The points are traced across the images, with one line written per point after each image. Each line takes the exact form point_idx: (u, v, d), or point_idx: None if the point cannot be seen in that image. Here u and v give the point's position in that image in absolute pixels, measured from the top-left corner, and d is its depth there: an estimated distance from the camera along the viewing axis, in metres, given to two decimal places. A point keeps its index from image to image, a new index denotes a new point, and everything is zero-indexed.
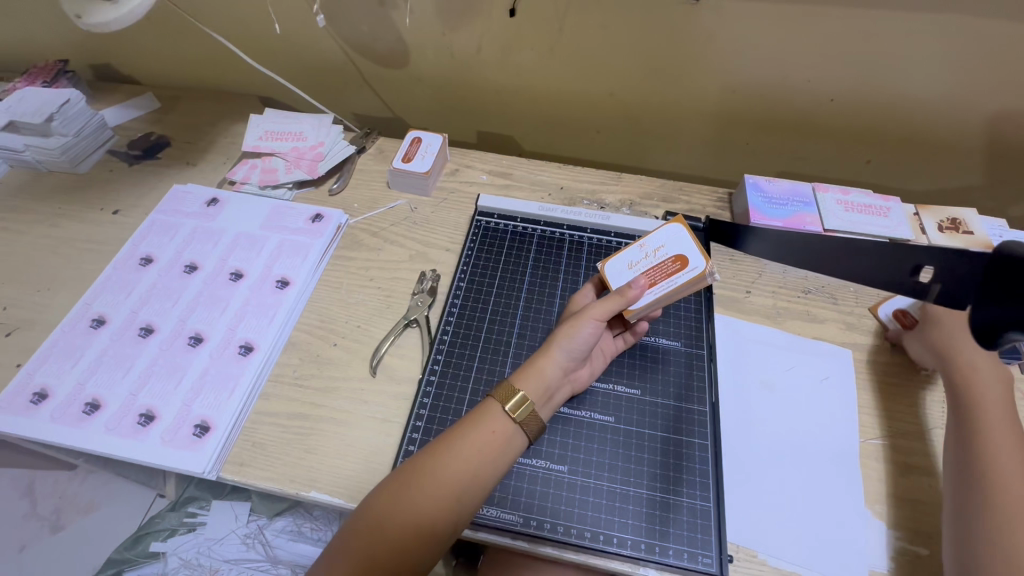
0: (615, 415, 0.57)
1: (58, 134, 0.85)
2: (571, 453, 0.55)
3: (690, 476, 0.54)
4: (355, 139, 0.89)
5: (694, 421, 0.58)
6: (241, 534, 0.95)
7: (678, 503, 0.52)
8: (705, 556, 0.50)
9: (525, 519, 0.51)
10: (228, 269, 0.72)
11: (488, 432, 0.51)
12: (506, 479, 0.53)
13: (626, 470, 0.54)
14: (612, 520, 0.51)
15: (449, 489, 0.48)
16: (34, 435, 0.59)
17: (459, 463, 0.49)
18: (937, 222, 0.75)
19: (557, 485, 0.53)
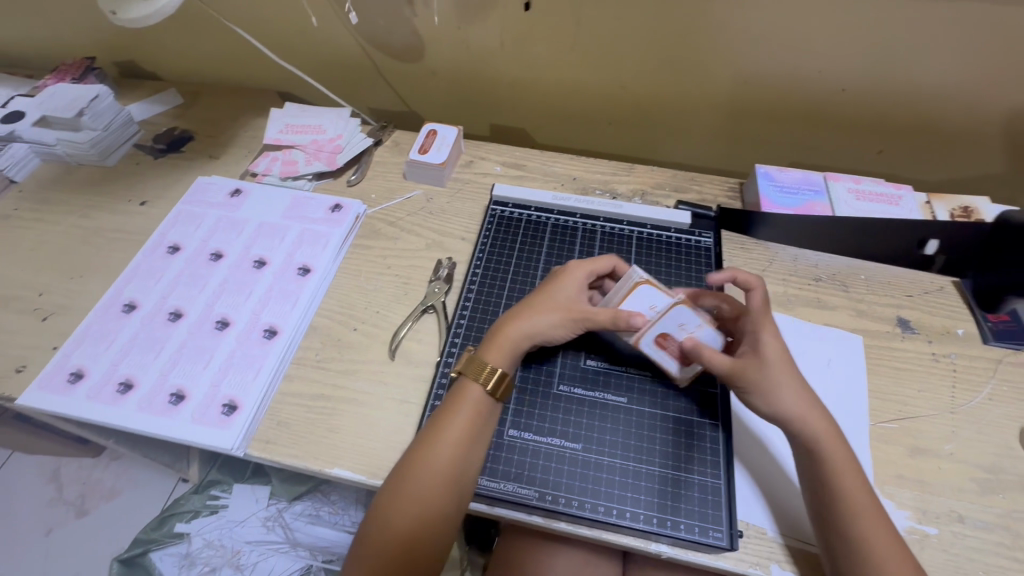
0: (628, 395, 0.59)
1: (88, 128, 0.88)
2: (584, 432, 0.56)
3: (701, 454, 0.55)
4: (373, 132, 0.91)
5: (705, 400, 0.58)
6: (262, 517, 0.97)
7: (689, 480, 0.54)
8: (716, 530, 0.51)
9: (541, 494, 0.53)
10: (251, 257, 0.75)
11: (467, 412, 0.53)
12: (522, 456, 0.55)
13: (639, 448, 0.55)
14: (624, 496, 0.53)
15: (444, 475, 0.51)
16: (72, 412, 0.61)
17: (448, 449, 0.51)
18: (949, 211, 0.75)
19: (572, 462, 0.55)
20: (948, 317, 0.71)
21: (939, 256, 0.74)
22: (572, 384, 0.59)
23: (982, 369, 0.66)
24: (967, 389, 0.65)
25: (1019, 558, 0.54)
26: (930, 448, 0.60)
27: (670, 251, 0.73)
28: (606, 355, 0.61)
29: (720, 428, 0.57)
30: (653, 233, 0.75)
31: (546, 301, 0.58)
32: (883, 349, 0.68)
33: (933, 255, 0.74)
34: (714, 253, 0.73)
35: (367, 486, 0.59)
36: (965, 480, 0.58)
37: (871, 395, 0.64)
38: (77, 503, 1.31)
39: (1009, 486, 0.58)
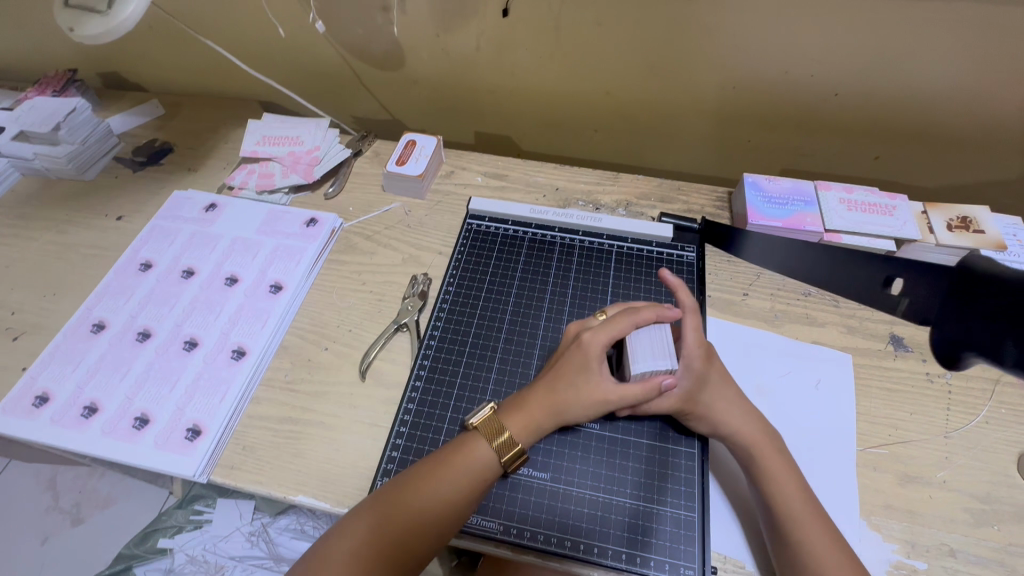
0: (600, 421, 0.56)
1: (65, 142, 0.87)
2: (554, 460, 0.54)
3: (674, 485, 0.53)
4: (352, 143, 0.90)
5: (680, 426, 0.56)
6: (246, 531, 0.97)
7: (661, 513, 0.51)
8: (687, 567, 0.49)
9: (504, 527, 0.51)
10: (223, 274, 0.74)
11: (473, 464, 0.50)
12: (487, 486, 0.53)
13: (609, 478, 0.53)
14: (593, 529, 0.51)
15: (427, 520, 0.48)
16: (35, 437, 0.60)
17: (440, 495, 0.49)
18: (946, 222, 0.72)
19: (539, 493, 0.53)
20: None
21: (903, 299, 0.70)
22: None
23: (979, 389, 0.63)
24: (962, 411, 0.61)
25: None
26: (922, 476, 0.57)
27: (650, 266, 0.71)
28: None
29: (695, 456, 0.54)
30: (633, 247, 0.73)
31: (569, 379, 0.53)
32: (874, 368, 0.65)
33: (898, 295, 0.70)
34: (696, 268, 0.71)
35: (332, 513, 0.57)
36: (958, 511, 0.55)
37: (860, 419, 0.61)
38: (73, 512, 1.31)
39: (1005, 517, 0.55)
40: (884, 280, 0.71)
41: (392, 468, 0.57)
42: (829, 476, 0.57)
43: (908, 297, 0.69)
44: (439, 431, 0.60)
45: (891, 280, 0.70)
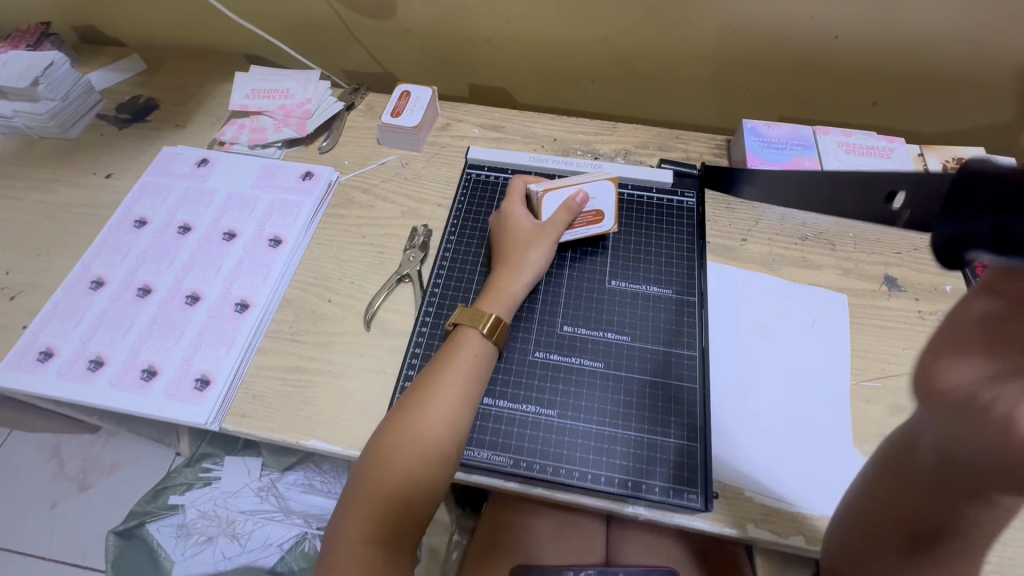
0: (605, 360, 0.58)
1: (45, 98, 0.84)
2: (560, 398, 0.56)
3: (677, 418, 0.55)
4: (345, 96, 0.88)
5: (683, 363, 0.58)
6: (255, 487, 0.99)
7: (664, 444, 0.53)
8: (690, 493, 0.51)
9: (514, 460, 0.53)
10: (221, 229, 0.73)
11: (467, 352, 0.54)
12: (496, 424, 0.55)
13: (616, 412, 0.55)
14: (599, 460, 0.53)
15: (443, 414, 0.51)
16: (43, 391, 0.61)
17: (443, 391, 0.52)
18: (941, 163, 0.72)
19: (546, 428, 0.54)
20: (936, 274, 0.69)
21: (904, 210, 0.70)
22: (548, 350, 0.59)
23: None
24: None
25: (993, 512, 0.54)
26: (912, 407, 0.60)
27: (651, 211, 0.70)
28: (584, 322, 0.60)
29: (698, 391, 0.56)
30: (633, 194, 0.72)
31: (519, 245, 0.61)
32: (869, 308, 0.67)
33: (899, 209, 0.70)
34: (696, 214, 0.70)
35: (344, 457, 0.59)
36: None
37: (854, 355, 0.63)
38: (79, 478, 1.33)
39: None
40: (887, 195, 0.69)
41: None
42: (824, 407, 0.59)
43: (909, 208, 0.70)
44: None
45: (892, 195, 0.69)
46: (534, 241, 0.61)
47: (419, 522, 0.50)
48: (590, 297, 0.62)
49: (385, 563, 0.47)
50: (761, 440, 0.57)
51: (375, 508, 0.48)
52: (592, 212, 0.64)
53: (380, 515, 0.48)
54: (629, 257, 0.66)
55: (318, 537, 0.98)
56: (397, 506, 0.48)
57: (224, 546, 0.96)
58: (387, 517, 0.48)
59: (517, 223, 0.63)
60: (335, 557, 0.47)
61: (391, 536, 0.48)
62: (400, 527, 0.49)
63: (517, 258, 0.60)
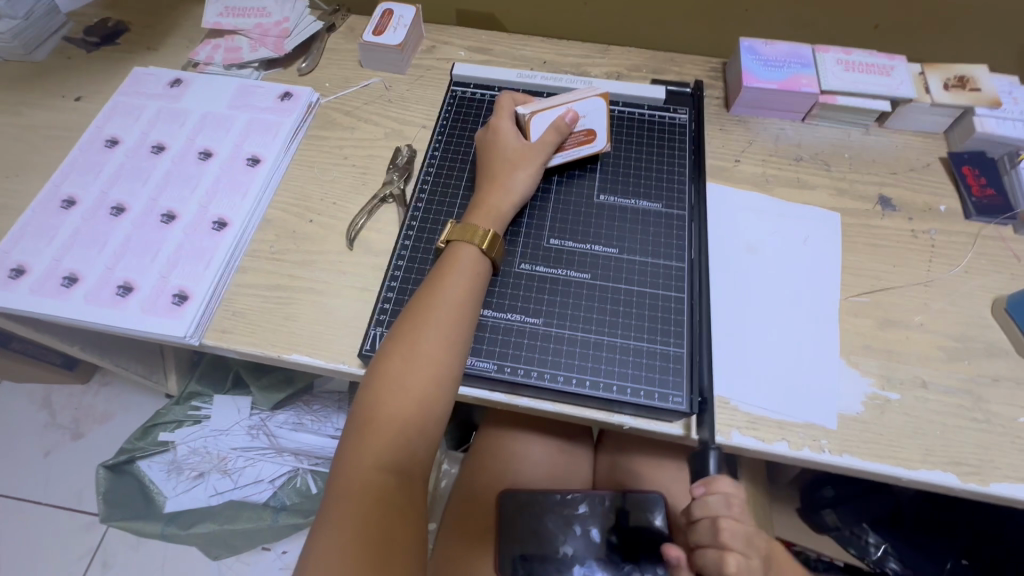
0: (592, 272, 0.58)
1: (6, 16, 0.80)
2: (546, 307, 0.55)
3: (665, 326, 0.55)
4: (324, 17, 0.84)
5: (671, 275, 0.58)
6: (246, 425, 0.98)
7: (651, 350, 0.53)
8: (675, 396, 0.51)
9: (499, 365, 0.53)
10: (196, 148, 0.70)
11: (467, 270, 0.53)
12: (481, 330, 0.54)
13: (603, 321, 0.55)
14: (585, 366, 0.53)
15: (450, 333, 0.50)
16: (17, 307, 0.59)
17: (448, 306, 0.51)
18: (943, 81, 0.70)
19: (531, 336, 0.54)
20: (931, 194, 0.68)
21: None
22: (534, 262, 0.58)
23: (960, 243, 0.64)
24: (943, 262, 0.63)
25: (976, 418, 0.54)
26: (901, 320, 0.59)
27: (641, 128, 0.68)
28: (571, 236, 0.60)
29: (685, 301, 0.56)
30: (625, 111, 0.70)
31: (507, 162, 0.59)
32: (862, 227, 0.65)
33: None
34: (689, 131, 0.68)
35: (327, 371, 0.58)
36: (932, 348, 0.58)
37: (845, 272, 0.62)
38: (72, 427, 1.32)
39: (976, 352, 0.57)
40: None
41: (385, 319, 0.58)
42: (812, 321, 0.59)
43: None
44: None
45: None
46: (523, 159, 0.59)
47: (433, 443, 0.49)
48: (577, 211, 0.61)
49: (405, 487, 0.46)
50: (748, 352, 0.57)
51: (389, 434, 0.47)
52: (584, 132, 0.61)
53: (394, 440, 0.47)
54: (618, 173, 0.64)
55: (310, 473, 1.00)
56: (412, 428, 0.47)
57: (216, 481, 0.98)
58: (402, 442, 0.47)
59: (505, 138, 0.60)
60: (349, 487, 0.45)
61: (408, 460, 0.47)
62: (418, 446, 0.48)
63: (506, 176, 0.58)
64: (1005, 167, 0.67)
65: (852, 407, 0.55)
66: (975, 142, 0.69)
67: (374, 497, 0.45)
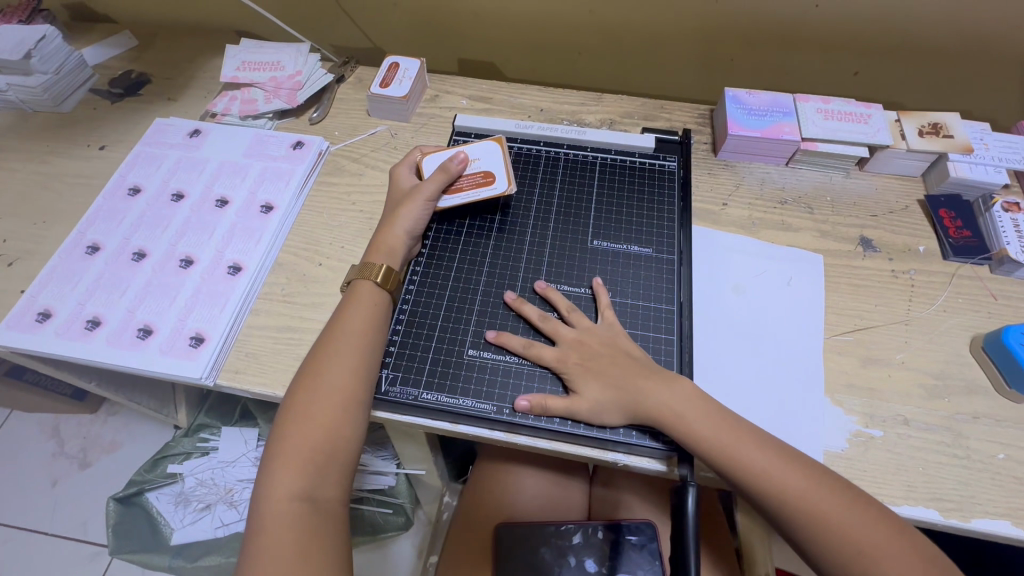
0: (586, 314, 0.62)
1: (38, 72, 0.85)
2: None
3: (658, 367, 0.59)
4: (335, 68, 0.89)
5: (661, 317, 0.62)
6: (252, 456, 1.01)
7: None
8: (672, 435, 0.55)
9: (499, 407, 0.56)
10: (214, 195, 0.74)
11: (366, 304, 0.58)
12: (482, 373, 0.58)
13: None
14: None
15: (351, 362, 0.54)
16: (43, 350, 0.63)
17: (350, 337, 0.56)
18: (917, 128, 0.74)
19: (533, 377, 0.58)
20: (910, 235, 0.71)
21: None
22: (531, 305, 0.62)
23: (938, 283, 0.67)
24: (923, 301, 0.66)
25: (957, 455, 0.56)
26: (883, 358, 0.62)
27: (633, 176, 0.73)
28: (567, 280, 0.64)
29: (674, 342, 0.61)
30: (616, 159, 0.75)
31: (398, 202, 0.64)
32: (844, 268, 0.69)
33: None
34: (678, 176, 0.73)
35: None
36: (913, 388, 0.60)
37: (828, 311, 0.65)
38: (79, 457, 1.34)
39: (955, 390, 0.60)
40: None
41: (391, 362, 0.59)
42: (797, 360, 0.62)
43: None
44: (434, 327, 0.61)
45: None
46: (410, 197, 0.64)
47: (345, 466, 0.52)
48: (572, 256, 0.66)
49: (318, 512, 0.49)
50: (736, 393, 0.60)
51: (300, 463, 0.50)
52: (480, 175, 0.67)
53: (305, 467, 0.50)
54: (612, 220, 0.69)
55: None
56: (322, 455, 0.51)
57: (222, 513, 0.99)
58: (313, 468, 0.50)
59: (399, 183, 0.67)
60: (266, 521, 0.48)
61: (321, 485, 0.50)
62: (332, 470, 0.51)
63: (395, 213, 0.63)
64: (980, 210, 0.71)
65: (836, 445, 0.57)
66: (951, 186, 0.73)
67: (289, 527, 0.48)
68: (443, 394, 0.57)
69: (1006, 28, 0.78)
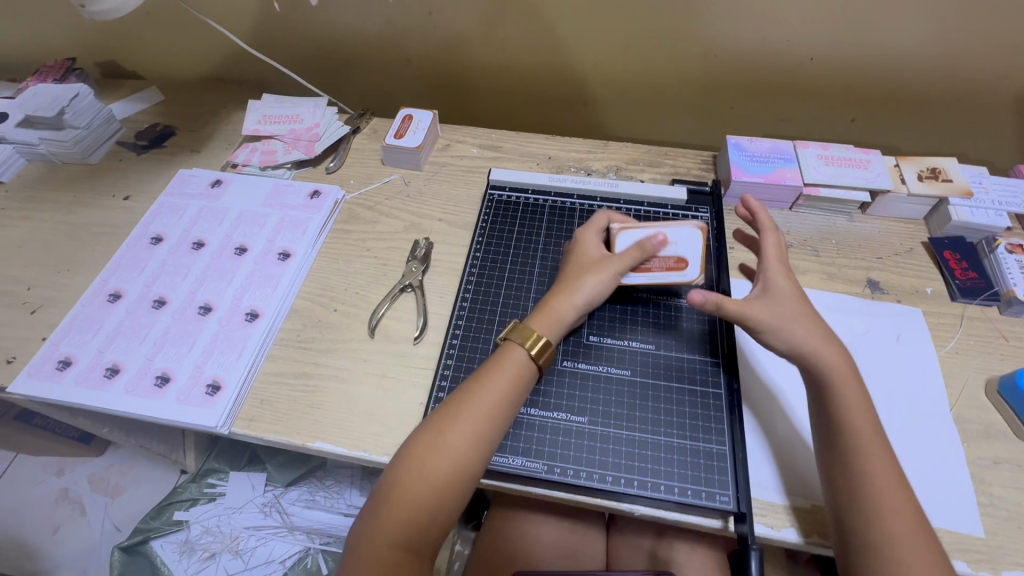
0: (632, 369, 0.61)
1: (70, 126, 0.89)
2: (590, 405, 0.58)
3: (706, 423, 0.57)
4: (351, 120, 0.93)
5: (707, 370, 0.61)
6: (259, 503, 1.00)
7: (694, 447, 0.56)
8: (722, 495, 0.53)
9: (549, 466, 0.55)
10: (233, 244, 0.77)
11: (506, 374, 0.55)
12: (530, 430, 0.57)
13: (644, 419, 0.58)
14: (630, 464, 0.55)
15: (475, 433, 0.52)
16: (61, 398, 0.63)
17: (486, 402, 0.53)
18: (916, 172, 0.76)
19: (566, 432, 0.57)
20: (917, 277, 0.72)
21: None
22: (575, 359, 0.62)
23: (947, 325, 0.68)
24: (935, 345, 0.66)
25: (980, 503, 0.55)
26: (897, 401, 0.62)
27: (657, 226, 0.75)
28: (608, 332, 0.64)
29: (723, 396, 0.59)
30: (626, 208, 0.77)
31: (582, 269, 0.61)
32: (856, 311, 0.69)
33: None
34: (712, 228, 0.75)
35: (349, 458, 0.61)
36: (933, 433, 0.59)
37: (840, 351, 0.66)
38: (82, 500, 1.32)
39: (974, 434, 0.59)
40: None
41: None
42: None
43: None
44: None
45: None
46: (595, 267, 0.60)
47: (443, 527, 0.52)
48: (613, 307, 0.66)
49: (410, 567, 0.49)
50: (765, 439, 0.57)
51: (403, 517, 0.50)
52: (674, 258, 0.61)
53: (408, 521, 0.50)
54: None
55: (321, 553, 0.97)
56: (426, 515, 0.50)
57: (227, 562, 0.97)
58: (416, 524, 0.50)
59: (586, 250, 0.63)
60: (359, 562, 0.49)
61: (419, 541, 0.50)
62: (428, 531, 0.50)
63: (576, 280, 0.60)
64: (985, 251, 0.72)
65: None
66: (955, 229, 0.74)
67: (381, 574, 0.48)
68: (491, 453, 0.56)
69: (995, 77, 0.82)
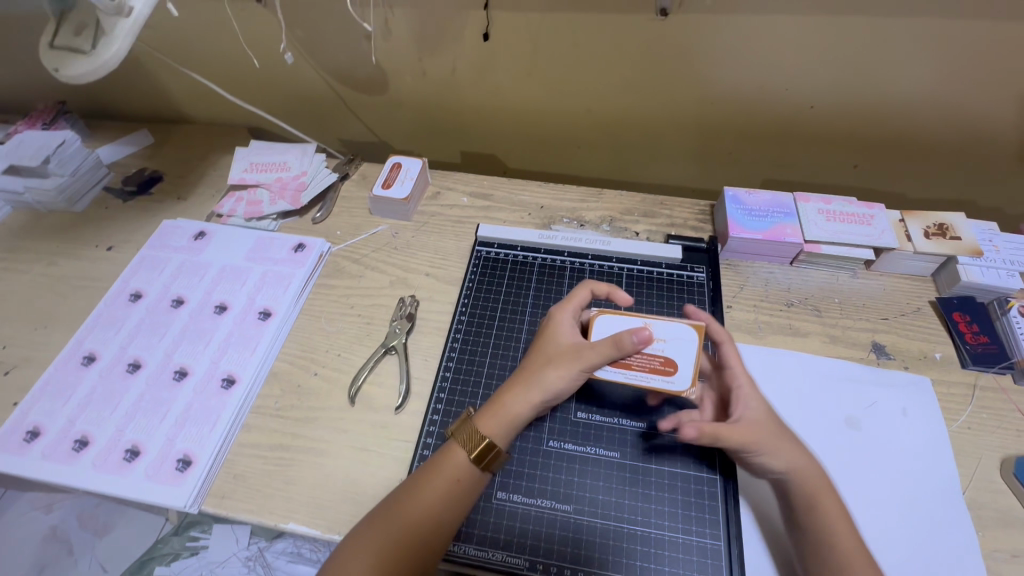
0: (622, 450, 0.58)
1: (56, 175, 0.88)
2: (576, 493, 0.55)
3: (699, 513, 0.54)
4: (339, 167, 0.91)
5: (701, 451, 0.57)
6: (242, 556, 0.96)
7: (685, 541, 0.53)
8: None
9: (530, 562, 0.52)
10: (212, 302, 0.74)
11: (445, 476, 0.51)
12: (512, 521, 0.54)
13: (633, 508, 0.54)
14: (616, 561, 0.52)
15: (406, 534, 0.48)
16: (25, 473, 0.61)
17: (422, 504, 0.49)
18: (923, 229, 0.73)
19: (550, 523, 0.54)
20: (924, 340, 0.69)
21: None
22: (562, 439, 0.58)
23: (959, 396, 0.64)
24: (945, 420, 0.62)
25: None
26: (906, 484, 0.58)
27: (650, 287, 0.73)
28: (597, 407, 0.60)
29: (718, 481, 0.56)
30: (619, 266, 0.75)
31: (545, 357, 0.54)
32: (860, 379, 0.65)
33: None
34: (707, 289, 0.72)
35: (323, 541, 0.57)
36: (946, 520, 0.55)
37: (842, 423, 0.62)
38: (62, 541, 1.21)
39: (989, 522, 0.56)
40: None
41: None
42: None
43: None
44: None
45: None
46: (561, 356, 0.54)
47: None
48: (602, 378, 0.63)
49: None
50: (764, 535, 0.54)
51: None
52: (660, 359, 0.54)
53: None
54: None
55: None
56: None
57: None
58: None
59: (558, 334, 0.56)
60: None
61: None
62: None
63: (537, 370, 0.54)
64: (997, 313, 0.68)
65: None
66: (963, 289, 0.70)
67: None
68: (471, 545, 0.53)
69: (1004, 126, 0.78)
